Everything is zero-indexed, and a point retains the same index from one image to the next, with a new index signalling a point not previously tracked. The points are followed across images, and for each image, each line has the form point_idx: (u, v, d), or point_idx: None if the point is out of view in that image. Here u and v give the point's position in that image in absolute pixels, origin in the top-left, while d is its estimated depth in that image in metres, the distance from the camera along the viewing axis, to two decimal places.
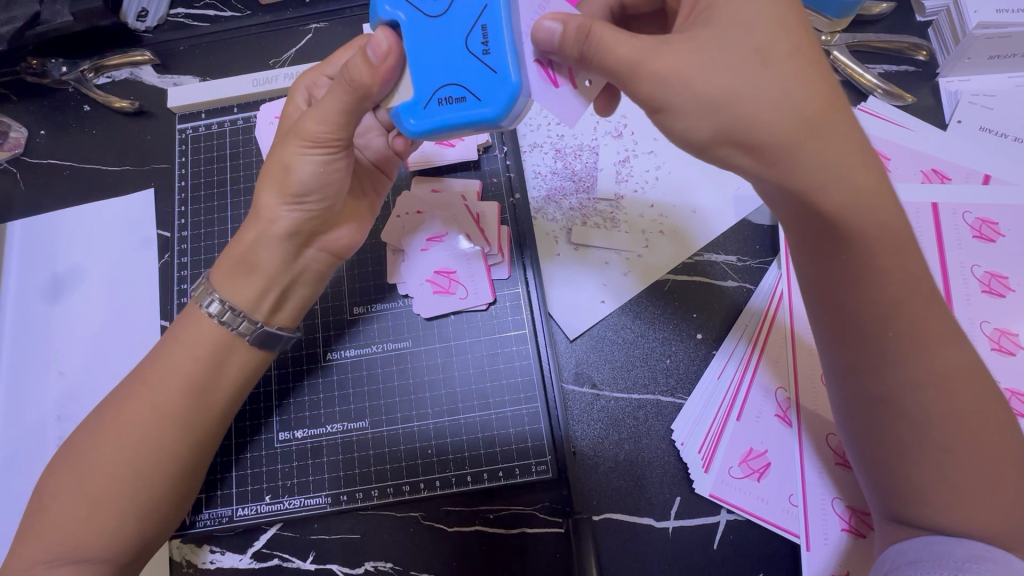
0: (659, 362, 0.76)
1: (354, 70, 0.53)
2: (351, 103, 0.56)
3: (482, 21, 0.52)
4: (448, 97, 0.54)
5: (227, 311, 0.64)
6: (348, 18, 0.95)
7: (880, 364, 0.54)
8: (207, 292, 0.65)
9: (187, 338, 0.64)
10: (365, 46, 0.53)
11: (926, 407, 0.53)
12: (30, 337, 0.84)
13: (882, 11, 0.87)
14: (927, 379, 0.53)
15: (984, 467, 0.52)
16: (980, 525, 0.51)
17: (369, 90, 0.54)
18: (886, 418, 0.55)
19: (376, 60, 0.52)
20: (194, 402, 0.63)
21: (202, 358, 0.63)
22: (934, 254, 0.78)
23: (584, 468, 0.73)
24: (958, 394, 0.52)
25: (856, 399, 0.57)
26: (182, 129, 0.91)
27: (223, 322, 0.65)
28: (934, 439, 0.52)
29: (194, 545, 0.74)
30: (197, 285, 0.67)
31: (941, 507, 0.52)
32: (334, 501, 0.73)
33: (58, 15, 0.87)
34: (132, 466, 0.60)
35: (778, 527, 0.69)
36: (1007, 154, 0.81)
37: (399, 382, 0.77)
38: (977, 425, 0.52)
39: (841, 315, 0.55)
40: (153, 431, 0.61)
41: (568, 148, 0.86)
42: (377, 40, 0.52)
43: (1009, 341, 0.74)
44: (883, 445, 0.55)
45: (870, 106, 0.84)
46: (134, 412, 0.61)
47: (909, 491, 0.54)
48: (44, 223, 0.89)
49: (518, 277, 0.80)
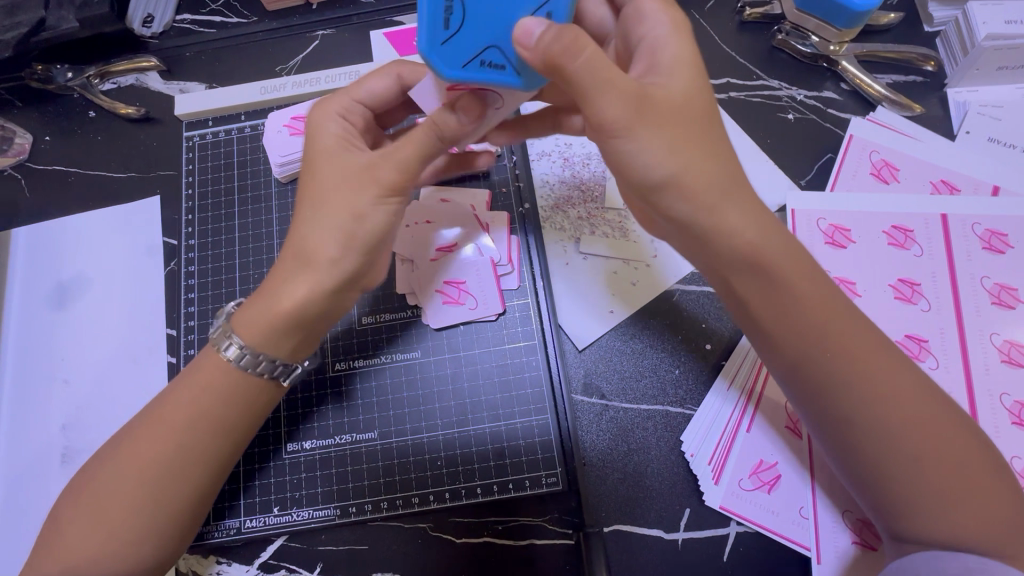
0: (669, 373, 0.76)
1: (444, 125, 0.55)
2: (431, 153, 0.59)
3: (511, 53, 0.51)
4: (449, 14, 0.49)
5: (246, 354, 0.61)
6: (355, 25, 0.95)
7: (837, 386, 0.55)
8: (229, 342, 0.62)
9: (207, 378, 0.62)
10: (456, 106, 0.55)
11: (891, 418, 0.54)
12: (35, 345, 0.84)
13: (890, 21, 0.87)
14: (885, 390, 0.54)
15: (957, 468, 0.53)
16: (964, 526, 0.52)
17: (456, 141, 0.58)
18: (886, 455, 0.54)
19: (467, 120, 0.56)
20: (210, 441, 0.62)
21: (227, 402, 0.62)
22: (943, 266, 0.78)
23: (592, 480, 0.73)
24: (918, 399, 0.54)
25: (831, 432, 0.57)
26: (189, 137, 0.90)
27: (259, 371, 0.62)
28: (907, 445, 0.53)
29: (201, 556, 0.73)
30: (216, 327, 0.64)
31: (936, 525, 0.53)
32: (342, 513, 0.73)
33: (64, 21, 0.86)
34: (146, 495, 0.60)
35: (788, 539, 0.69)
36: (1015, 167, 0.81)
37: (407, 394, 0.77)
38: (943, 429, 0.54)
39: (786, 350, 0.57)
40: (169, 466, 0.60)
41: (576, 157, 0.86)
42: (465, 102, 0.55)
43: (1019, 353, 0.73)
44: (857, 461, 0.56)
45: (878, 116, 0.84)
46: (148, 440, 0.61)
47: (897, 505, 0.54)
48: (49, 230, 0.88)
49: (528, 287, 0.79)
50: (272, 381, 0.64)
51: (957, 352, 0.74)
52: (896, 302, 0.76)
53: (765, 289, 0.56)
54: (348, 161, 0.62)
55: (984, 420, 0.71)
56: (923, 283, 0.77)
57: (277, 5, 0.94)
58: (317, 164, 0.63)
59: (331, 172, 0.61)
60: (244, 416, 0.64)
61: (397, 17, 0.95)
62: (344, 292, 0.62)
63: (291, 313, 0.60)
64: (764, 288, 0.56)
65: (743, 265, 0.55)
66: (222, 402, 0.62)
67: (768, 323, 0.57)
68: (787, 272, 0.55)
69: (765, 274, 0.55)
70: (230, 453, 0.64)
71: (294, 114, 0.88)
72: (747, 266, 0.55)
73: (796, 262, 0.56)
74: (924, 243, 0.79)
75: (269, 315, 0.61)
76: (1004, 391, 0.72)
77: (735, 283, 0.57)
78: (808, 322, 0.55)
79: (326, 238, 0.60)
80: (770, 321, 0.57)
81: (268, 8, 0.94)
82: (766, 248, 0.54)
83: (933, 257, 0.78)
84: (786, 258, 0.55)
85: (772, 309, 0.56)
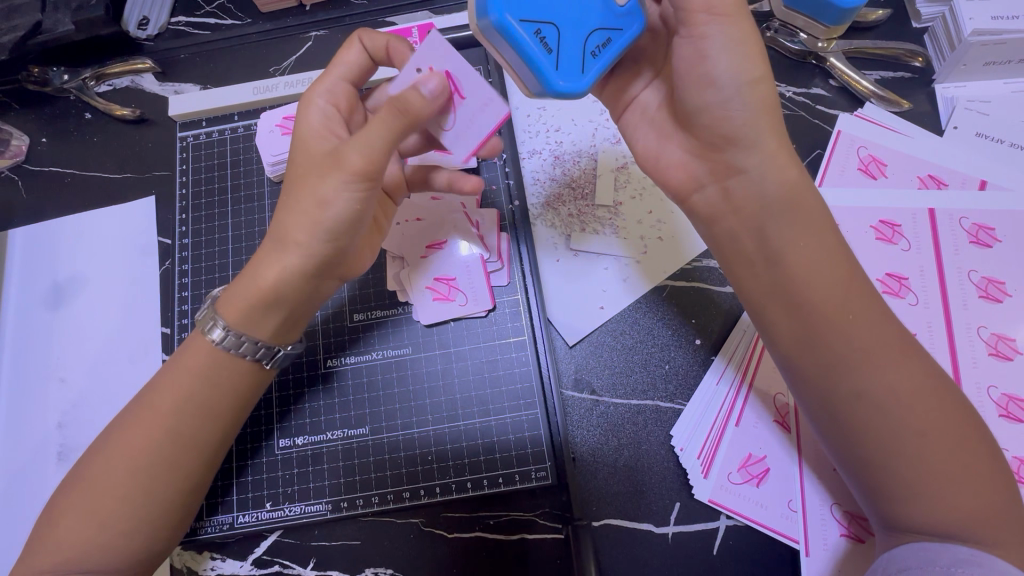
0: (659, 368, 0.77)
1: (409, 99, 0.57)
2: (400, 134, 0.59)
3: (562, 44, 0.54)
4: None
5: (229, 336, 0.63)
6: (347, 26, 0.95)
7: (844, 359, 0.56)
8: (214, 324, 0.64)
9: (195, 366, 0.64)
10: (419, 86, 0.58)
11: (897, 395, 0.55)
12: (32, 344, 0.84)
13: (877, 19, 0.87)
14: (890, 370, 0.55)
15: (956, 451, 0.54)
16: (959, 513, 0.53)
17: (421, 117, 0.58)
18: (885, 441, 0.55)
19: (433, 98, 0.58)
20: (201, 427, 0.63)
21: (216, 390, 0.64)
22: (931, 261, 0.78)
23: (583, 474, 0.74)
24: (921, 386, 0.55)
25: (833, 418, 0.57)
26: (182, 137, 0.91)
27: (242, 352, 0.64)
28: (912, 427, 0.54)
29: (195, 552, 0.74)
30: (203, 310, 0.66)
31: (927, 515, 0.53)
32: (334, 508, 0.74)
33: (60, 24, 0.86)
34: (139, 486, 0.61)
35: (777, 532, 0.70)
36: (1002, 162, 0.82)
37: (398, 390, 0.77)
38: (943, 410, 0.55)
39: (806, 317, 0.57)
40: (163, 455, 0.61)
41: (566, 155, 0.86)
42: (432, 82, 0.59)
43: (1006, 347, 0.74)
44: (859, 441, 0.56)
45: (866, 113, 0.85)
46: (142, 433, 0.62)
47: (895, 486, 0.55)
48: (45, 232, 0.89)
49: (517, 283, 0.80)
50: (255, 363, 0.66)
51: (944, 345, 0.74)
52: (885, 296, 0.77)
53: (797, 254, 0.58)
54: (321, 149, 0.63)
55: None
56: (911, 277, 0.78)
57: (270, 6, 0.95)
58: (298, 151, 0.65)
59: (303, 161, 0.64)
60: (233, 403, 0.65)
61: (390, 17, 0.95)
62: (323, 275, 0.65)
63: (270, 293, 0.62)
64: (806, 233, 0.58)
65: (784, 213, 0.58)
66: (219, 392, 0.64)
67: (800, 277, 0.57)
68: (801, 245, 0.58)
69: (802, 219, 0.58)
70: (222, 440, 0.65)
71: (285, 113, 0.89)
72: (791, 202, 0.58)
73: (826, 238, 0.58)
74: (912, 239, 0.79)
75: (246, 295, 0.63)
76: (992, 384, 0.73)
77: (769, 234, 0.59)
78: (832, 286, 0.57)
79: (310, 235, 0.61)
80: (793, 286, 0.58)
81: (262, 10, 0.95)
82: (803, 196, 0.58)
83: (920, 252, 0.79)
84: (817, 219, 0.58)
85: (796, 276, 0.58)
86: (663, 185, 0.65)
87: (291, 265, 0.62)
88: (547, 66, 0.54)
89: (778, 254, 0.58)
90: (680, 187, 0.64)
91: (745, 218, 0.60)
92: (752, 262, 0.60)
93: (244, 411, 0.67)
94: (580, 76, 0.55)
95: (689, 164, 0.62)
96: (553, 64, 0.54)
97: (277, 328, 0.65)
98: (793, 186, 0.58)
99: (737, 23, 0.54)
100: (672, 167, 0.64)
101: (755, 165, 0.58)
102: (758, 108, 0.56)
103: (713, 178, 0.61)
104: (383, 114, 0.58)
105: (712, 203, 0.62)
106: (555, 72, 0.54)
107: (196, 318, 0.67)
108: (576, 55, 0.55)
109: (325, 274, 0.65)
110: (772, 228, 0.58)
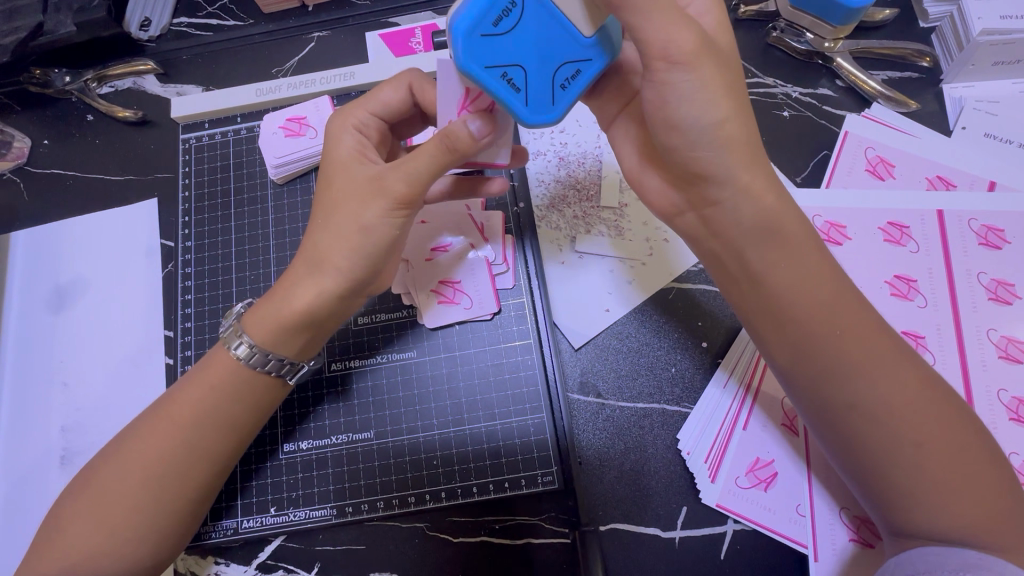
0: (665, 371, 0.76)
1: (456, 138, 0.55)
2: (443, 165, 0.58)
3: (530, 81, 0.54)
4: (500, 18, 0.51)
5: (255, 353, 0.63)
6: (350, 26, 0.95)
7: (840, 371, 0.55)
8: (239, 340, 0.63)
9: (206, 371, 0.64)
10: (469, 121, 0.55)
11: (893, 405, 0.54)
12: (34, 348, 0.84)
13: (884, 18, 0.87)
14: (883, 380, 0.54)
15: (960, 458, 0.53)
16: (964, 520, 0.52)
17: (467, 155, 0.57)
18: (886, 451, 0.54)
19: (480, 136, 0.56)
20: (211, 433, 0.63)
21: (225, 395, 0.63)
22: (940, 262, 0.77)
23: (590, 479, 0.73)
24: (920, 393, 0.54)
25: (836, 428, 0.57)
26: (185, 139, 0.90)
27: (267, 369, 0.64)
28: (908, 438, 0.53)
29: (199, 556, 0.73)
30: (228, 326, 0.66)
31: (933, 524, 0.53)
32: (339, 513, 0.73)
33: (61, 25, 0.85)
34: (145, 492, 0.60)
35: (785, 536, 0.69)
36: (1011, 163, 0.81)
37: (403, 394, 0.77)
38: (943, 417, 0.54)
39: (803, 329, 0.56)
40: (169, 461, 0.61)
41: (572, 156, 0.86)
42: (480, 120, 0.56)
43: (1016, 349, 0.73)
44: (863, 452, 0.55)
45: (873, 113, 0.84)
46: (151, 439, 0.61)
47: (895, 494, 0.54)
48: (47, 235, 0.89)
49: (523, 285, 0.80)
50: (278, 378, 0.65)
51: (953, 347, 0.74)
52: (893, 298, 0.76)
53: (776, 273, 0.57)
54: (359, 175, 0.63)
55: (980, 415, 0.71)
56: (919, 279, 0.77)
57: (273, 7, 0.94)
58: (331, 177, 0.64)
59: (341, 184, 0.63)
60: (250, 415, 0.65)
61: (393, 18, 0.95)
62: (355, 295, 0.65)
63: (301, 313, 0.62)
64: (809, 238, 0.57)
65: (763, 227, 0.56)
66: (226, 397, 0.63)
67: (801, 283, 0.56)
68: (802, 249, 0.57)
69: (784, 243, 0.57)
70: (236, 448, 0.65)
71: (290, 115, 0.88)
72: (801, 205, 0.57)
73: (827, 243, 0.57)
74: (921, 241, 0.78)
75: (276, 316, 0.62)
76: (1001, 386, 0.72)
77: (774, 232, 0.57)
78: (825, 297, 0.56)
79: (334, 252, 0.62)
80: (780, 307, 0.57)
81: (264, 11, 0.95)
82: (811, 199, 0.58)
83: (929, 254, 0.78)
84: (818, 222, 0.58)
85: (780, 296, 0.57)
86: (647, 206, 0.65)
87: (325, 287, 0.62)
88: (516, 103, 0.54)
89: (766, 272, 0.57)
90: (662, 211, 0.64)
91: (723, 242, 0.59)
92: (738, 282, 0.60)
93: (263, 421, 0.67)
94: (552, 107, 0.55)
95: (668, 193, 0.62)
96: (523, 101, 0.54)
97: (304, 346, 0.65)
98: (774, 215, 0.56)
99: (700, 69, 0.51)
100: (653, 194, 0.63)
101: (728, 198, 0.56)
102: (725, 148, 0.53)
103: (691, 207, 0.60)
104: (433, 144, 0.57)
105: (692, 228, 0.62)
106: (526, 107, 0.54)
107: (222, 332, 0.67)
108: (544, 90, 0.54)
109: (357, 293, 0.65)
110: (763, 238, 0.56)
